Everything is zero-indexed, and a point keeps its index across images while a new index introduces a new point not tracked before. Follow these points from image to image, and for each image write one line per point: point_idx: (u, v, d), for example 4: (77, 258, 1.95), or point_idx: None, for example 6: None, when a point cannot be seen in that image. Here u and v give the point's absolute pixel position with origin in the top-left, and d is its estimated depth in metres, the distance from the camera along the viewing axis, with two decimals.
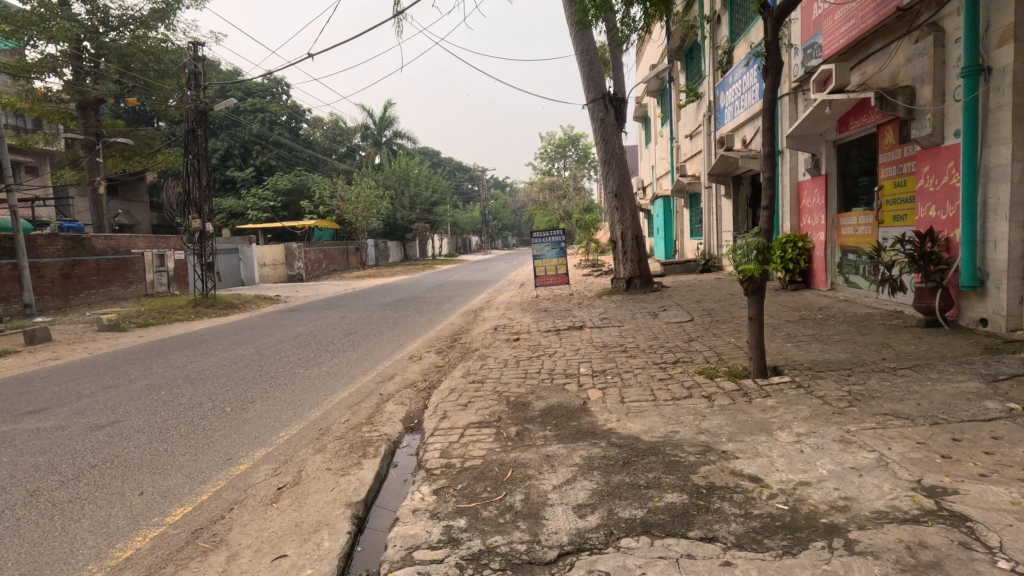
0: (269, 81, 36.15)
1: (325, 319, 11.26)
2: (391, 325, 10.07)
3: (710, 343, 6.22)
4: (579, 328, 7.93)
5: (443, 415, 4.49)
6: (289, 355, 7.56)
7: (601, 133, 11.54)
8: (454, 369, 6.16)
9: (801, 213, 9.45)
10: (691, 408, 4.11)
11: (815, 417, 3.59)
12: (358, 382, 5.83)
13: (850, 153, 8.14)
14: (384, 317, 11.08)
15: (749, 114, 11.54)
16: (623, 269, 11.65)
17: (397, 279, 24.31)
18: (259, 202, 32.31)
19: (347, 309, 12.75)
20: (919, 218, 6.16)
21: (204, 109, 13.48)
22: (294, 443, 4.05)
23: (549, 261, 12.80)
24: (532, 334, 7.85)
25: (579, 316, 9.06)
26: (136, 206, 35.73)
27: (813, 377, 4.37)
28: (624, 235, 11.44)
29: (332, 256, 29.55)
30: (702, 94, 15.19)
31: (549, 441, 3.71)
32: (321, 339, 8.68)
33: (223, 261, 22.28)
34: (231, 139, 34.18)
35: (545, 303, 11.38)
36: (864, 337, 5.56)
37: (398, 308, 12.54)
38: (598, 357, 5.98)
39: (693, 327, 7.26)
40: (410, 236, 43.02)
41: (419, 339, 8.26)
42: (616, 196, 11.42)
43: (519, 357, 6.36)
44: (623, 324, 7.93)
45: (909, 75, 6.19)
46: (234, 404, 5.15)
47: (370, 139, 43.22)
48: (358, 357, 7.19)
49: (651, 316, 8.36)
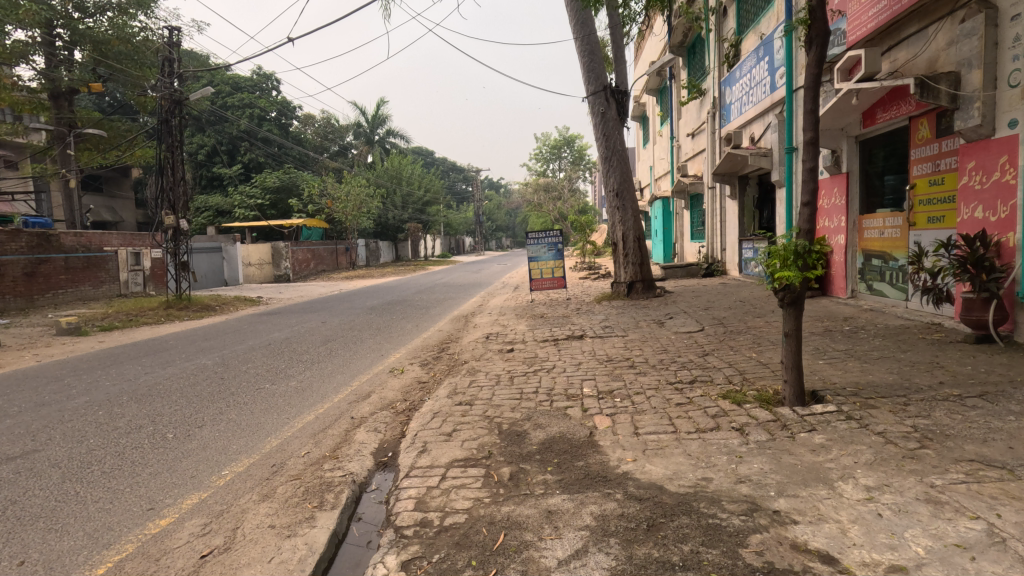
0: (258, 76, 35.24)
1: (305, 324, 10.47)
2: (375, 331, 9.30)
3: (728, 358, 5.52)
4: (579, 338, 7.21)
5: (422, 449, 3.75)
6: (257, 366, 6.77)
7: (601, 128, 10.85)
8: (439, 386, 5.41)
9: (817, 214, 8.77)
10: (722, 445, 3.39)
11: (885, 463, 2.88)
12: (328, 401, 5.07)
13: (875, 149, 7.48)
14: (368, 322, 10.30)
15: (758, 109, 10.88)
16: (624, 273, 10.94)
17: (387, 280, 23.56)
18: (246, 200, 31.41)
19: (330, 313, 11.97)
20: (962, 219, 5.51)
21: (179, 98, 12.62)
22: (235, 487, 3.27)
23: (546, 263, 12.09)
24: (528, 344, 7.13)
25: (579, 324, 8.34)
26: (120, 202, 34.71)
27: (865, 407, 3.66)
28: (625, 237, 10.74)
29: (321, 256, 28.73)
30: (706, 90, 14.54)
31: (550, 490, 2.99)
32: (296, 348, 7.89)
33: (205, 261, 21.41)
34: (219, 134, 33.24)
35: (541, 308, 10.63)
36: (908, 355, 4.86)
37: (384, 312, 11.76)
38: (603, 375, 5.25)
39: (706, 339, 6.58)
40: (402, 236, 42.20)
41: (403, 348, 7.51)
42: (616, 195, 10.75)
43: (514, 373, 5.63)
44: (627, 334, 7.22)
45: (953, 60, 5.55)
46: (175, 431, 4.36)
47: (362, 137, 42.37)
48: (333, 370, 6.43)
49: (658, 325, 7.64)
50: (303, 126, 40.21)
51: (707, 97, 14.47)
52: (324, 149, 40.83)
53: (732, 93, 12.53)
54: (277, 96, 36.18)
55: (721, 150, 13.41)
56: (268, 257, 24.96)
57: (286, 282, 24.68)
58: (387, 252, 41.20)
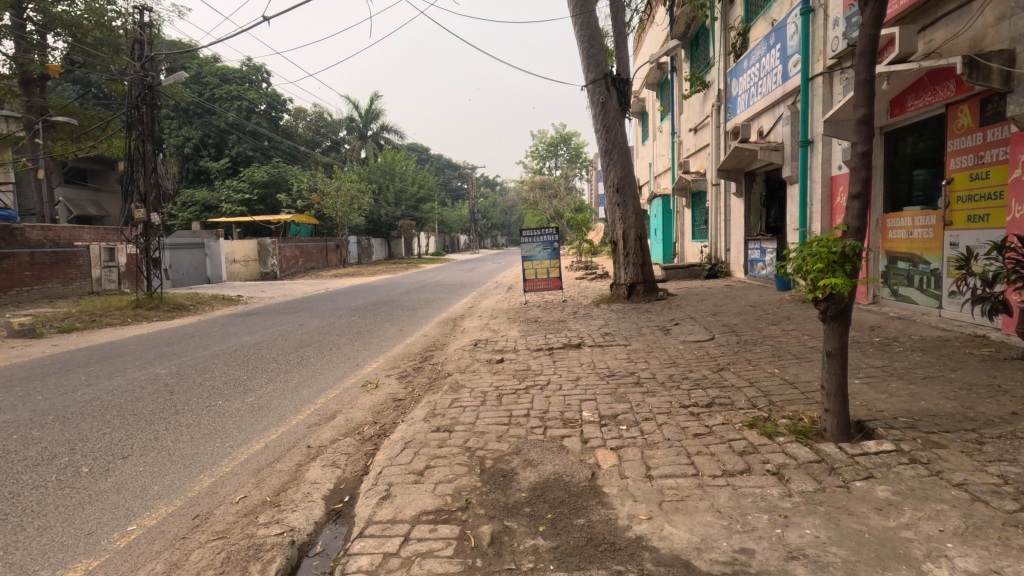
0: (248, 68, 34.32)
1: (282, 326, 9.76)
2: (355, 336, 8.58)
3: (748, 374, 4.83)
4: (576, 347, 6.51)
5: (384, 495, 3.03)
6: (216, 377, 6.02)
7: (601, 119, 10.15)
8: (416, 406, 4.70)
9: (834, 213, 8.10)
10: (761, 498, 2.66)
11: (985, 536, 2.18)
12: (284, 424, 4.34)
13: (904, 141, 6.80)
14: (349, 325, 9.57)
15: (768, 101, 10.22)
16: (624, 275, 10.23)
17: (376, 279, 22.83)
18: (233, 194, 30.55)
19: (310, 314, 11.24)
20: (1013, 218, 4.86)
21: (151, 82, 11.73)
22: (137, 553, 2.55)
23: (540, 263, 11.38)
24: (522, 353, 6.42)
25: (577, 330, 7.64)
26: (105, 196, 33.79)
27: (931, 447, 2.97)
28: (626, 235, 10.05)
29: (310, 253, 27.89)
30: (711, 83, 13.86)
31: (543, 565, 2.29)
32: (265, 355, 7.14)
33: (187, 257, 20.56)
34: (206, 127, 32.35)
35: (535, 311, 9.93)
36: (959, 375, 4.18)
37: (369, 314, 11.05)
38: (604, 394, 4.54)
39: (719, 350, 5.90)
40: (394, 233, 41.42)
41: (383, 357, 6.79)
42: (617, 191, 10.06)
43: (503, 390, 4.92)
44: (630, 342, 6.54)
45: (1007, 36, 4.89)
46: (91, 464, 3.61)
47: (355, 132, 41.48)
48: (300, 382, 5.70)
49: (663, 333, 6.93)
50: (295, 120, 39.40)
51: (712, 90, 13.80)
52: (315, 144, 39.97)
53: (738, 85, 11.86)
54: (267, 88, 35.29)
55: (726, 147, 12.75)
56: (254, 254, 24.16)
57: (272, 279, 23.93)
58: (380, 250, 40.51)
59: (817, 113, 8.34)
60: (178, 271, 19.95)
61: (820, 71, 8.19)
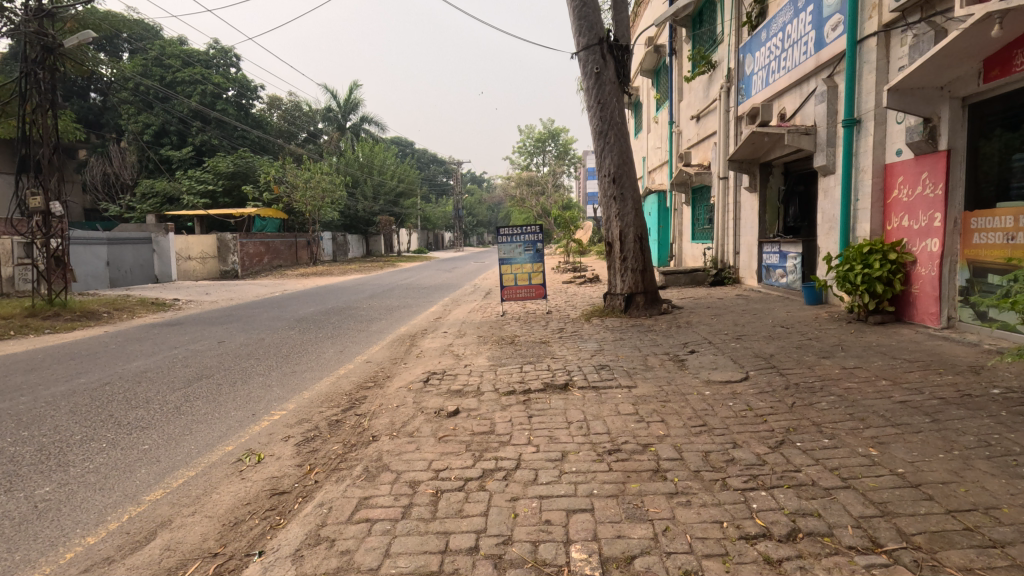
0: (215, 51, 32.14)
1: (196, 343, 7.81)
2: (281, 360, 6.68)
3: (828, 456, 3.10)
4: (562, 391, 4.69)
5: None
6: (34, 437, 4.06)
7: (596, 93, 8.35)
8: (299, 514, 2.87)
9: (890, 210, 6.41)
10: None
11: None
12: (32, 572, 2.41)
13: (1002, 115, 5.12)
14: (280, 344, 7.69)
15: (793, 76, 8.54)
16: (621, 283, 8.41)
17: (345, 279, 20.88)
18: (195, 185, 28.51)
19: (243, 325, 9.33)
20: None
21: (52, 44, 9.65)
22: None
23: (521, 266, 9.60)
24: (486, 400, 4.59)
25: (565, 358, 5.85)
26: (69, 186, 30.76)
27: None
28: (623, 235, 8.29)
29: (277, 250, 25.82)
30: (717, 63, 12.19)
31: None
32: (139, 394, 5.21)
33: (131, 253, 18.45)
34: (167, 113, 29.99)
35: (513, 327, 8.15)
36: None
37: (314, 326, 9.14)
38: (605, 501, 2.75)
39: (765, 402, 4.15)
40: (373, 229, 39.34)
41: (295, 400, 4.93)
42: (614, 181, 8.27)
43: (444, 481, 3.11)
44: (636, 384, 4.76)
45: None
46: None
47: (333, 122, 39.37)
48: (151, 448, 3.81)
49: (678, 369, 5.18)
50: (268, 109, 37.19)
51: (719, 70, 12.11)
52: (288, 134, 37.76)
53: (754, 61, 10.18)
54: (235, 73, 33.01)
55: (737, 135, 11.09)
56: (214, 251, 22.13)
57: (233, 278, 21.88)
58: (356, 247, 38.61)
59: (867, 84, 6.64)
60: (118, 269, 17.75)
61: (872, 31, 6.48)
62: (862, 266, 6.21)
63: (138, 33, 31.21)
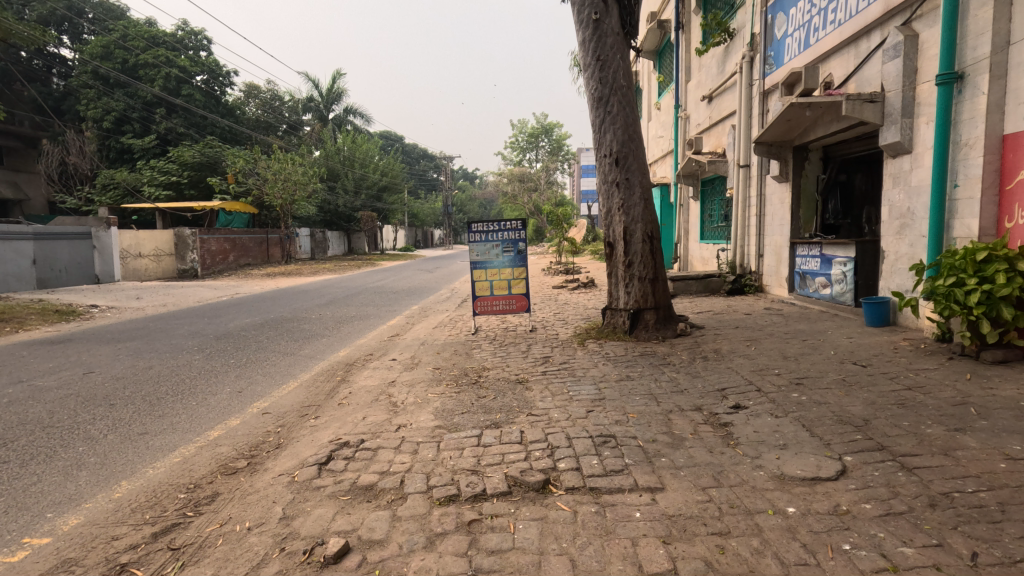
0: (183, 33, 30.10)
1: (57, 375, 5.79)
2: (142, 409, 4.62)
3: None
4: (538, 501, 2.74)
5: None
6: None
7: (593, 47, 6.38)
8: None
9: (1013, 199, 4.50)
10: None
11: None
12: None
13: None
14: (163, 377, 5.67)
15: (848, 28, 6.65)
16: (625, 296, 6.48)
17: (314, 279, 18.89)
18: (158, 176, 26.36)
19: (141, 344, 7.30)
20: None
21: None
22: None
23: (498, 271, 7.62)
24: (403, 522, 2.61)
25: (546, 419, 3.86)
26: (24, 176, 28.51)
27: None
28: (629, 234, 6.35)
29: (244, 247, 23.80)
30: (736, 30, 10.32)
31: None
32: None
33: (66, 249, 16.35)
34: (129, 99, 27.71)
35: (485, 352, 6.16)
36: None
37: (232, 347, 7.13)
38: None
39: (918, 549, 2.20)
40: (355, 225, 37.29)
41: (89, 507, 2.92)
42: (616, 163, 6.34)
43: None
44: (662, 487, 2.81)
45: None
46: None
47: (314, 112, 37.31)
48: None
49: (724, 448, 3.26)
50: (245, 97, 35.12)
51: (738, 39, 10.24)
52: (266, 125, 35.56)
53: (787, 21, 8.30)
54: (205, 56, 30.83)
55: (763, 114, 9.19)
56: (170, 247, 20.11)
57: (191, 278, 19.83)
58: (336, 244, 36.60)
59: (976, 24, 4.74)
60: (48, 267, 15.63)
61: None
62: (976, 279, 4.28)
63: (101, 12, 28.99)
